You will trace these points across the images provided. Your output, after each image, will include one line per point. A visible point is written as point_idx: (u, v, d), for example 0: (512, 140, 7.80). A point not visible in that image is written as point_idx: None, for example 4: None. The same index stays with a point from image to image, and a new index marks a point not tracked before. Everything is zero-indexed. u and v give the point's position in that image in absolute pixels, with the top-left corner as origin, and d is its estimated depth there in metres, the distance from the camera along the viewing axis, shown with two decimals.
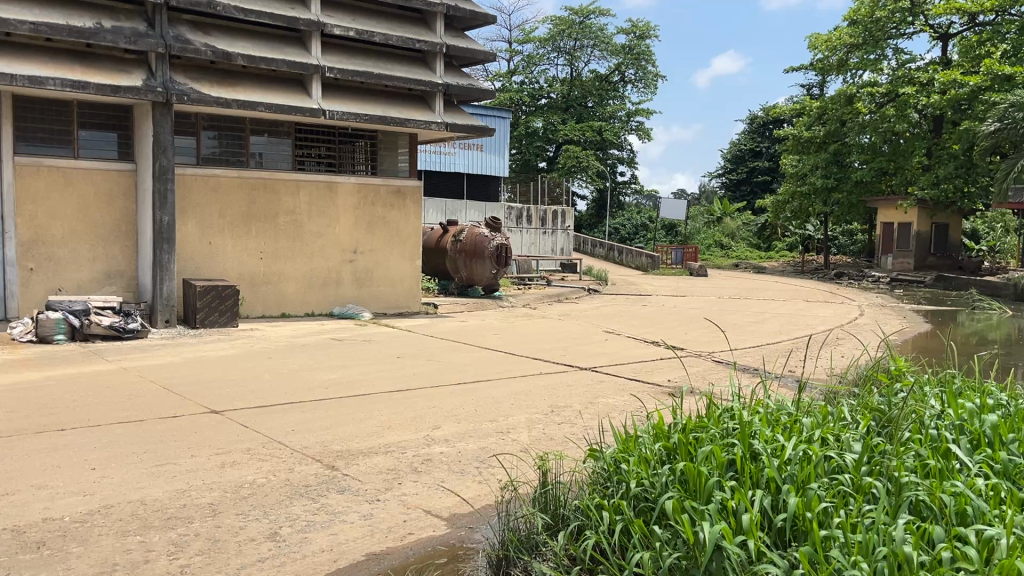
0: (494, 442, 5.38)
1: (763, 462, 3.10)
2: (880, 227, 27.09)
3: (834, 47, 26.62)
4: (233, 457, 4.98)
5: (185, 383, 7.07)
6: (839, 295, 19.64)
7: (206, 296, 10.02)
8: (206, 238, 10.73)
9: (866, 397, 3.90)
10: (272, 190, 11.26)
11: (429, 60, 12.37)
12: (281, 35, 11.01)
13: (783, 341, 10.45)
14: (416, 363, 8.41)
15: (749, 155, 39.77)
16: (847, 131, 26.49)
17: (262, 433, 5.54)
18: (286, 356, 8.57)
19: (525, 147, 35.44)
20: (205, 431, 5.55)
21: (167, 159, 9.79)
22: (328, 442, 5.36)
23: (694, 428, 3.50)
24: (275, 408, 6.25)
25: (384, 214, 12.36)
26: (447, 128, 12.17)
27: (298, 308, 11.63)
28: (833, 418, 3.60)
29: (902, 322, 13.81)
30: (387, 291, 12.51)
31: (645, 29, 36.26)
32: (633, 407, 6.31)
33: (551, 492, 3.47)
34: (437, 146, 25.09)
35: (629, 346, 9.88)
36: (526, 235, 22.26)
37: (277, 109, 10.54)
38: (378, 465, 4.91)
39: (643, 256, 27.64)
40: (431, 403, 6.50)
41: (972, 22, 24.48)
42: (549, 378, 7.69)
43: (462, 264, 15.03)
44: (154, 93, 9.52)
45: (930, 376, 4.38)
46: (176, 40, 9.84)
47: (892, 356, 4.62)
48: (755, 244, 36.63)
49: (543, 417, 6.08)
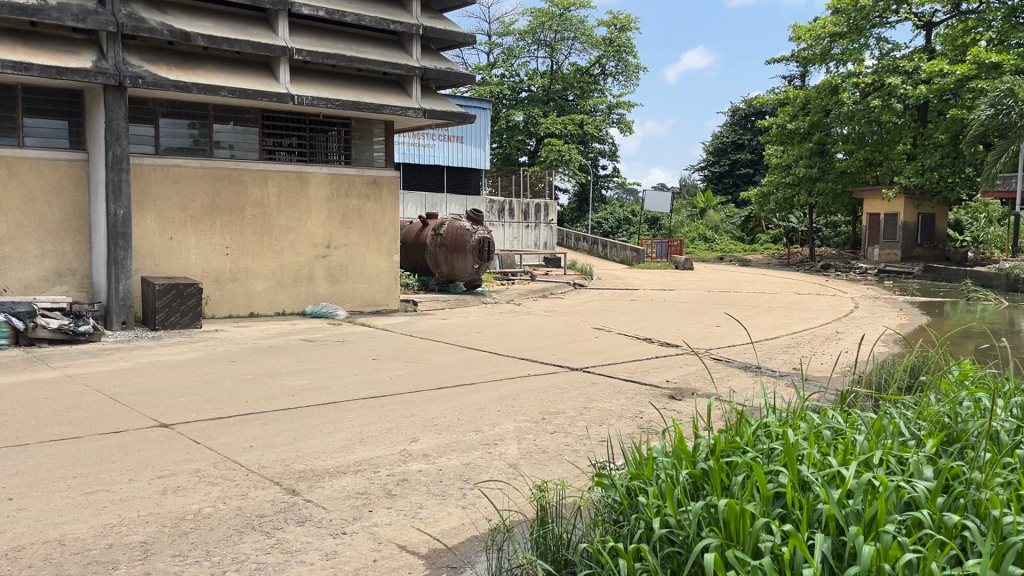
0: (480, 458, 4.77)
1: (816, 494, 2.51)
2: (866, 219, 26.48)
3: (818, 36, 26.15)
4: (178, 481, 4.31)
5: (134, 392, 6.35)
6: (829, 287, 19.14)
7: (166, 295, 9.30)
8: (166, 233, 10.01)
9: (925, 405, 3.27)
10: (238, 181, 10.54)
11: (405, 43, 11.70)
12: (246, 15, 10.28)
13: (783, 335, 9.92)
14: (393, 365, 7.75)
15: (731, 147, 39.31)
16: (831, 121, 26.04)
17: (215, 450, 4.88)
18: (251, 360, 7.87)
19: (506, 141, 34.53)
20: (148, 449, 4.86)
21: (121, 147, 9.04)
22: (289, 460, 4.71)
23: (726, 450, 2.91)
24: (231, 420, 5.56)
25: (359, 206, 11.68)
26: (425, 114, 11.49)
27: (267, 308, 10.92)
28: (890, 433, 2.98)
29: (901, 314, 13.35)
30: (363, 288, 11.84)
31: (626, 20, 35.68)
32: (635, 414, 5.72)
33: (554, 531, 2.85)
34: (415, 138, 24.37)
35: (621, 344, 9.29)
36: (508, 229, 21.68)
37: (241, 94, 9.80)
38: (347, 488, 4.26)
39: (627, 250, 27.16)
40: (409, 411, 5.86)
41: (956, 10, 24.17)
42: (540, 380, 7.08)
43: (442, 258, 14.33)
44: (104, 76, 8.77)
45: (1001, 381, 3.71)
46: (129, 18, 9.08)
47: (958, 361, 3.94)
48: (739, 237, 36.12)
49: (534, 425, 5.46)
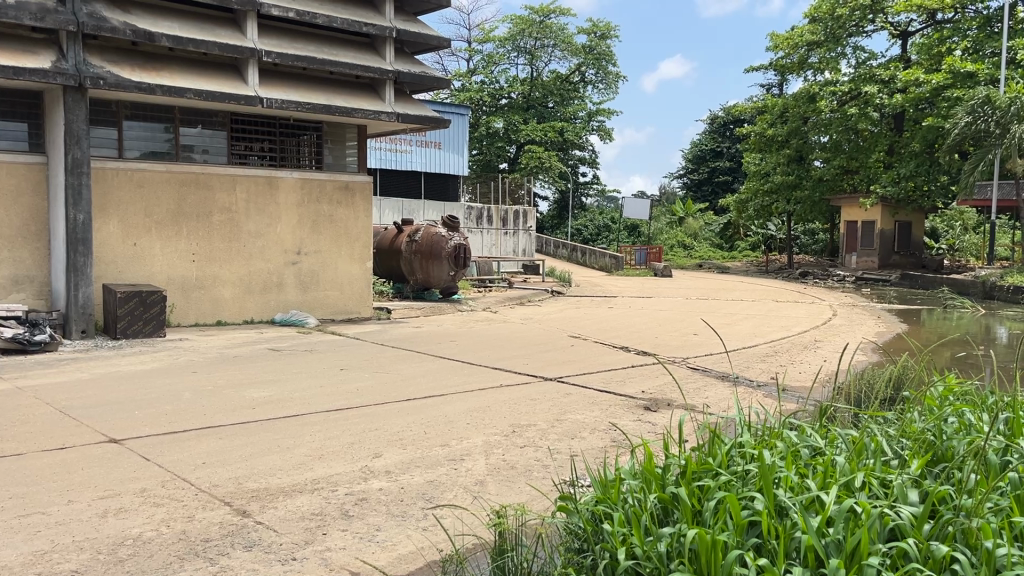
0: (444, 474, 4.55)
1: (794, 522, 2.32)
2: (844, 227, 26.50)
3: (795, 45, 26.16)
4: (122, 502, 4.05)
5: (86, 405, 6.06)
6: (808, 295, 19.05)
7: (128, 303, 8.99)
8: (130, 239, 9.71)
9: (908, 422, 3.09)
10: (205, 185, 10.26)
11: (378, 45, 11.48)
12: (213, 16, 10.03)
13: (761, 344, 9.78)
14: (361, 376, 7.51)
15: (710, 155, 39.37)
16: (809, 129, 26.05)
17: (165, 467, 4.62)
18: (213, 370, 7.60)
19: (486, 148, 34.32)
20: (93, 467, 4.59)
21: (81, 150, 8.74)
22: (242, 479, 4.46)
23: (697, 472, 2.73)
24: (185, 435, 5.30)
25: (330, 211, 11.43)
26: (398, 118, 11.26)
27: (235, 316, 10.63)
28: (871, 453, 2.80)
29: (879, 322, 13.28)
30: (334, 296, 11.58)
31: (606, 28, 35.64)
32: (608, 427, 5.53)
33: (514, 560, 2.65)
34: (392, 143, 24.16)
35: (598, 352, 9.10)
36: (486, 236, 21.48)
37: (207, 97, 9.53)
38: (301, 508, 4.03)
39: (606, 257, 27.03)
40: (373, 425, 5.63)
41: (932, 20, 24.29)
42: (512, 391, 6.87)
43: (417, 265, 14.09)
44: (63, 76, 8.48)
45: (989, 395, 3.55)
46: (90, 17, 8.80)
47: (946, 374, 3.77)
48: (718, 244, 36.17)
49: (503, 439, 5.25)
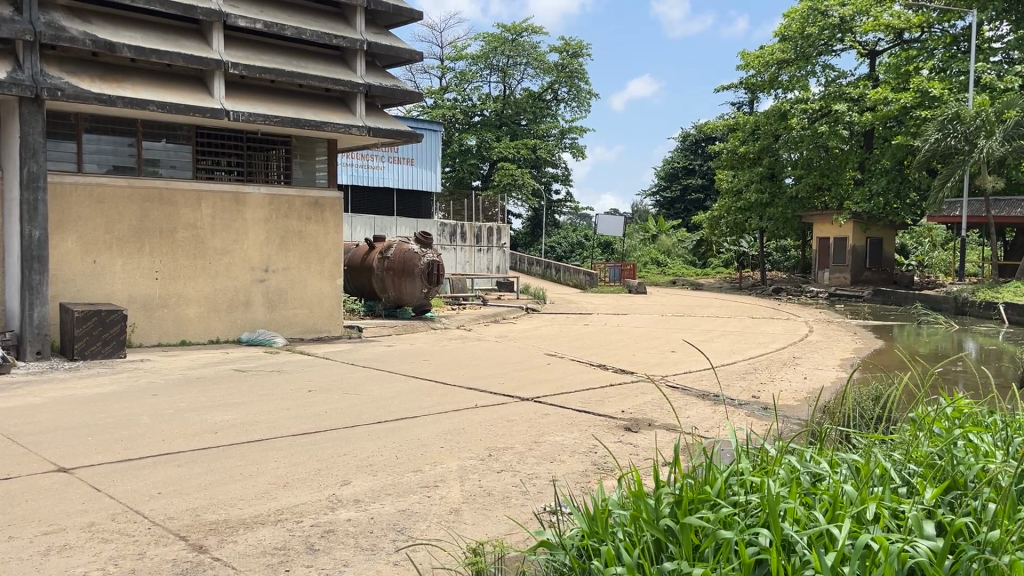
0: (417, 503, 4.28)
1: (804, 560, 2.11)
2: (816, 243, 26.53)
3: (766, 63, 26.34)
4: (67, 538, 3.74)
5: (36, 431, 5.71)
6: (783, 311, 19.00)
7: (86, 323, 8.63)
8: (89, 256, 9.35)
9: (916, 446, 2.89)
10: (169, 201, 9.93)
11: (349, 58, 11.27)
12: (178, 27, 9.76)
13: (740, 361, 9.63)
14: (331, 397, 7.21)
15: (682, 172, 39.54)
16: (780, 146, 26.15)
17: (117, 498, 4.30)
18: (175, 393, 7.26)
19: (459, 165, 34.15)
20: (39, 499, 4.26)
21: (37, 164, 8.39)
22: (200, 510, 4.17)
23: (695, 502, 2.52)
24: (140, 463, 4.98)
25: (299, 227, 11.13)
26: (369, 132, 11.03)
27: (200, 335, 10.27)
28: (878, 479, 2.60)
29: (855, 338, 13.22)
30: (303, 314, 11.25)
31: (578, 47, 35.76)
32: (588, 449, 5.32)
33: None
34: (364, 160, 23.92)
35: (575, 371, 8.88)
36: (460, 253, 21.25)
37: (170, 109, 9.23)
38: (262, 542, 3.74)
39: (581, 273, 26.93)
40: (342, 449, 5.35)
41: (899, 39, 24.61)
42: (488, 412, 6.63)
43: (389, 283, 13.82)
44: (19, 87, 8.14)
45: (1003, 417, 3.34)
46: (48, 26, 8.47)
47: (957, 394, 3.55)
48: (690, 261, 36.24)
49: (479, 464, 5.00)
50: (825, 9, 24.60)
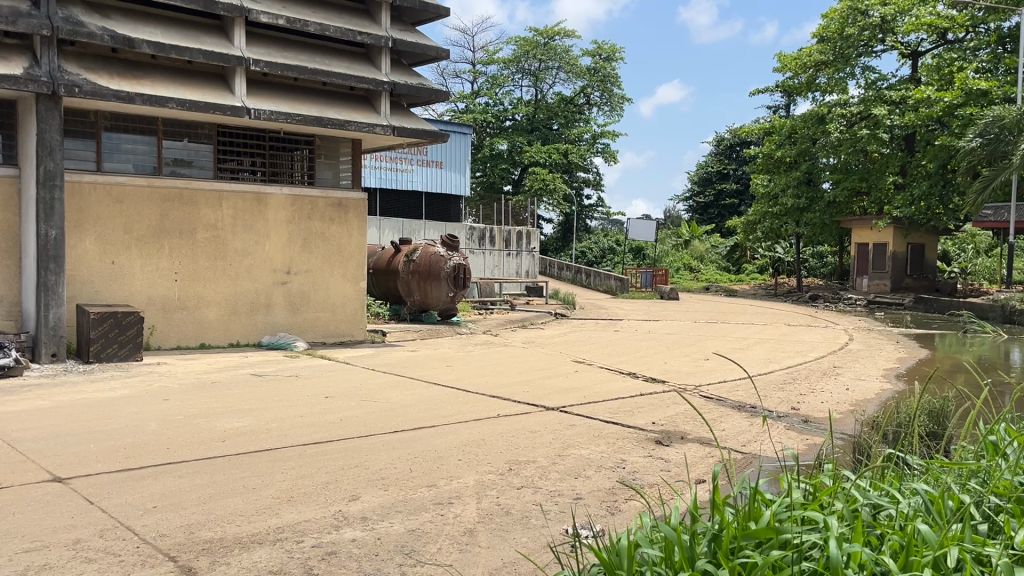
0: (430, 521, 3.95)
1: None
2: (854, 249, 25.69)
3: (804, 65, 25.82)
4: (48, 556, 3.46)
5: (39, 437, 5.47)
6: (820, 318, 18.40)
7: (103, 324, 8.45)
8: (108, 257, 9.18)
9: (1000, 480, 2.53)
10: (189, 201, 9.73)
11: (373, 55, 11.02)
12: (199, 23, 9.58)
13: (777, 370, 9.16)
14: (347, 404, 6.91)
15: (716, 177, 38.85)
16: (818, 150, 25.48)
17: (109, 512, 4.02)
18: (189, 397, 7.02)
19: (490, 170, 33.92)
20: (27, 511, 4.00)
21: (54, 162, 8.23)
22: (194, 527, 3.87)
23: (739, 543, 2.18)
24: (138, 474, 4.69)
25: (322, 229, 10.89)
26: (393, 131, 10.76)
27: (220, 338, 10.06)
28: (959, 516, 2.25)
29: (897, 347, 12.67)
30: (326, 317, 11.00)
31: (611, 50, 35.31)
32: (616, 463, 4.94)
33: None
34: (393, 162, 23.77)
35: (603, 379, 8.49)
36: (488, 257, 20.98)
37: (191, 106, 9.03)
38: (256, 565, 3.42)
39: (611, 279, 26.50)
40: (353, 461, 5.04)
41: (943, 40, 23.87)
42: (511, 422, 6.28)
43: (415, 286, 13.54)
44: (36, 83, 7.98)
45: None
46: (66, 22, 8.31)
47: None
48: (725, 267, 35.54)
49: (498, 479, 4.65)
50: (865, 9, 23.94)
